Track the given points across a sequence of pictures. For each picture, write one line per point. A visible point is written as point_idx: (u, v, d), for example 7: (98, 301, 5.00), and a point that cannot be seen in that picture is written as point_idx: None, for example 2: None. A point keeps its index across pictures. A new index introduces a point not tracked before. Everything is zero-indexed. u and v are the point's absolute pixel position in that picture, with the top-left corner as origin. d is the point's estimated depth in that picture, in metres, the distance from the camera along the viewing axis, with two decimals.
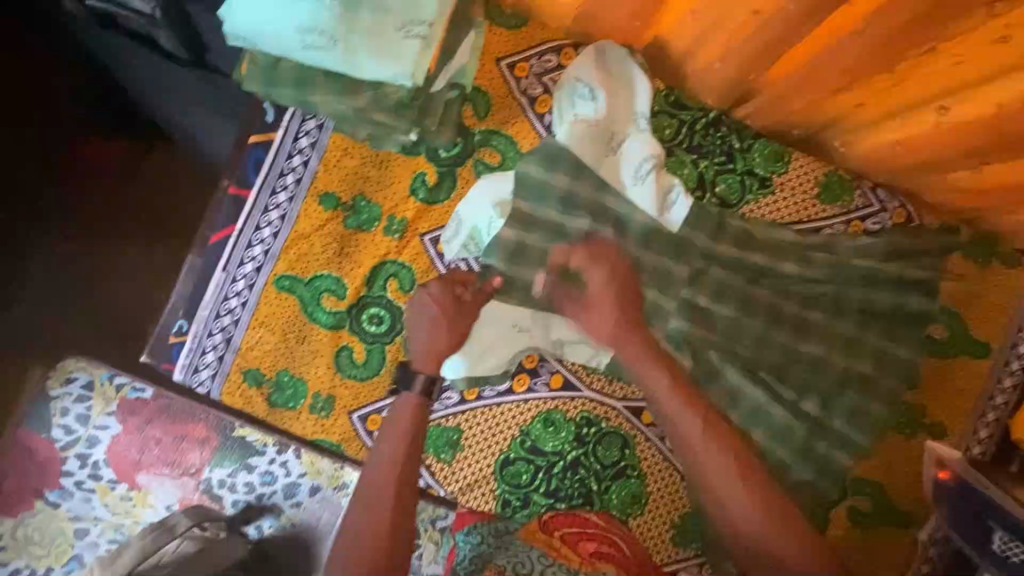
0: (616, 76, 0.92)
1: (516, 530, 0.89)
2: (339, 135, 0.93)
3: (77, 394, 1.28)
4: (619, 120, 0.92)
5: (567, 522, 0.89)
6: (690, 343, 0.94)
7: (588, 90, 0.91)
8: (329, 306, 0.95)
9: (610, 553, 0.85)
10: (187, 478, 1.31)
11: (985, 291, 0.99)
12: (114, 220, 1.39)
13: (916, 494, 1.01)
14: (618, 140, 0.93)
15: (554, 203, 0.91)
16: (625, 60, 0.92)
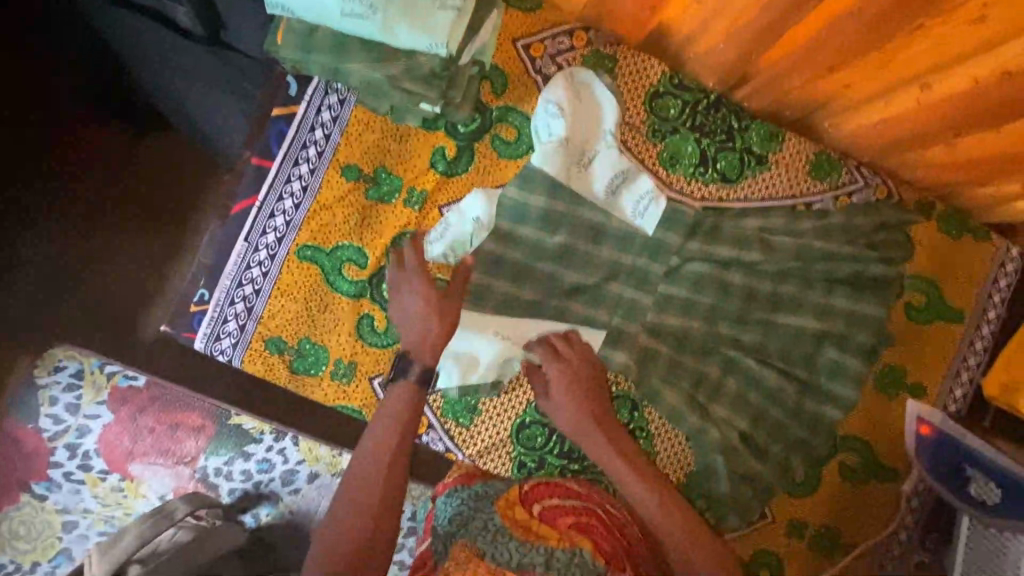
0: (584, 97, 0.98)
1: (493, 499, 0.88)
2: (361, 108, 0.96)
3: (66, 383, 1.33)
4: (589, 139, 0.97)
5: (543, 492, 0.89)
6: (694, 310, 1.01)
7: (559, 110, 0.95)
8: (350, 276, 0.97)
9: (589, 524, 0.85)
10: (181, 468, 1.39)
11: (961, 262, 1.08)
12: (110, 221, 1.43)
13: (900, 450, 1.08)
14: (589, 157, 0.98)
15: (533, 221, 0.97)
16: (592, 83, 0.98)
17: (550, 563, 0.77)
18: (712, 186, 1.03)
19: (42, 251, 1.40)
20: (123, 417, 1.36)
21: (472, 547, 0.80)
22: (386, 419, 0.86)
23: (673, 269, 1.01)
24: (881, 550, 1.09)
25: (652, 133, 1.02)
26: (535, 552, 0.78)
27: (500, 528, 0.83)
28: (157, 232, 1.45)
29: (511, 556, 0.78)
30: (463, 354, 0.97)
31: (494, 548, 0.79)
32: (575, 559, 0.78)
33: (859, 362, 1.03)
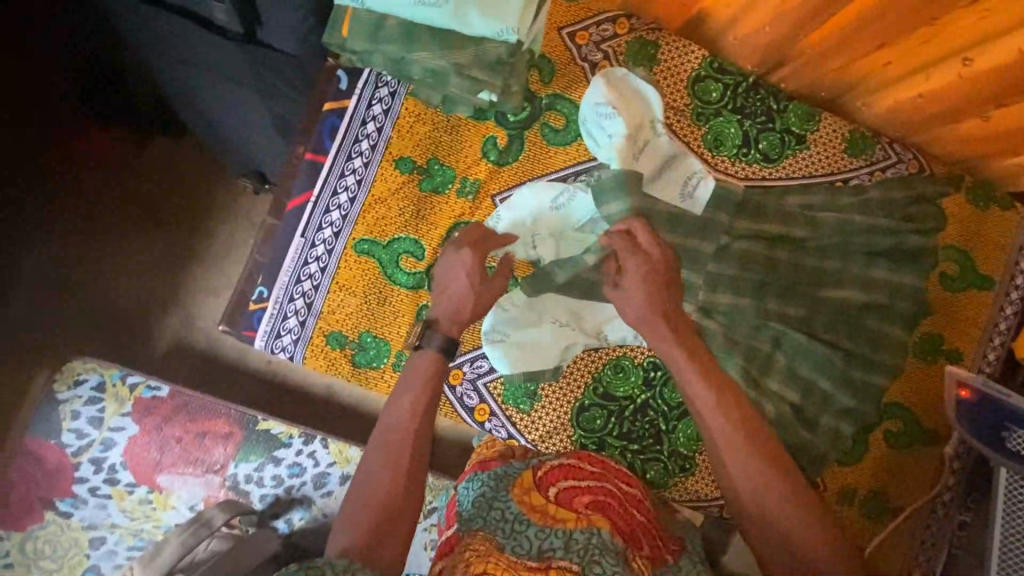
0: (627, 91, 0.99)
1: (506, 483, 0.88)
2: (412, 100, 0.97)
3: (88, 397, 1.32)
4: (640, 129, 0.99)
5: (558, 473, 0.89)
6: (742, 287, 1.04)
7: (609, 107, 0.97)
8: (408, 267, 0.97)
9: (605, 504, 0.85)
10: (211, 476, 1.35)
11: (988, 231, 1.12)
12: (114, 230, 1.46)
13: (939, 415, 1.12)
14: (642, 147, 1.00)
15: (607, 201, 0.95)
16: (629, 78, 1.00)
17: (569, 544, 0.77)
18: (755, 166, 1.06)
19: (69, 256, 1.45)
20: (148, 427, 1.34)
21: (490, 539, 0.80)
22: (413, 385, 0.84)
23: (721, 248, 1.04)
24: (929, 512, 1.12)
25: (696, 117, 1.05)
26: (552, 536, 0.79)
27: (517, 516, 0.82)
28: (160, 236, 1.48)
29: (530, 545, 0.78)
30: (523, 340, 0.99)
31: (513, 541, 0.79)
32: (593, 539, 0.77)
33: (901, 330, 1.06)
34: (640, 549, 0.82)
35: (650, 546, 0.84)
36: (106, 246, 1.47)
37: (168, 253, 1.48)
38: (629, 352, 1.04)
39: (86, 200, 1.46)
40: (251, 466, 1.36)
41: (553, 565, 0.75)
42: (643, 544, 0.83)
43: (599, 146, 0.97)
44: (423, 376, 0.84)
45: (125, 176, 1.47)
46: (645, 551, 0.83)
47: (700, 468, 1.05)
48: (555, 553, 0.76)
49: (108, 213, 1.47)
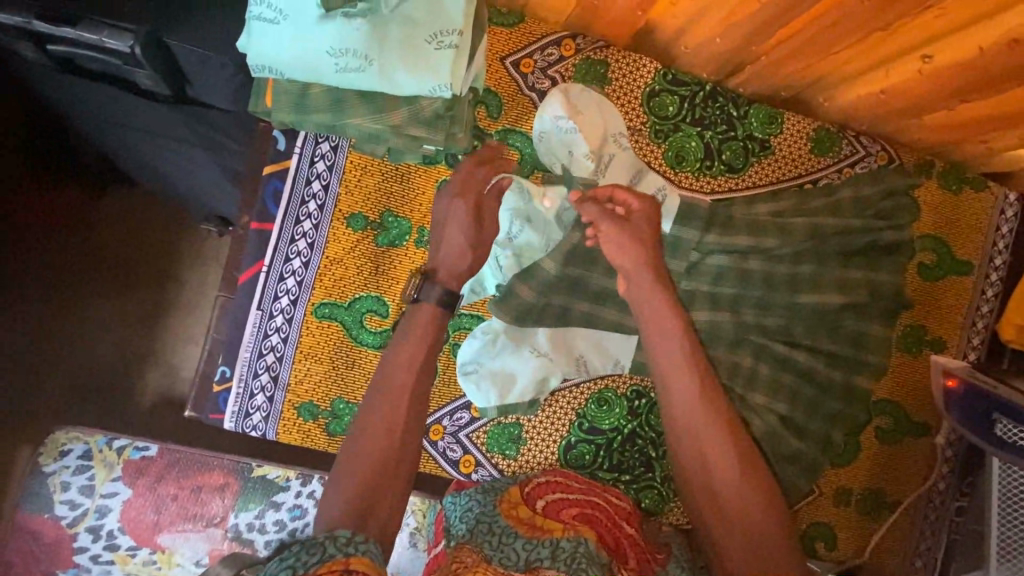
0: (586, 108, 0.93)
1: (496, 499, 0.91)
2: (356, 153, 0.92)
3: (76, 466, 1.29)
4: (604, 142, 0.93)
5: (546, 484, 0.94)
6: (721, 302, 1.01)
7: (568, 126, 0.91)
8: (374, 327, 0.94)
9: (593, 516, 0.88)
10: (213, 529, 1.32)
11: (964, 215, 1.10)
12: (83, 294, 1.42)
13: (929, 404, 1.11)
14: (608, 161, 0.94)
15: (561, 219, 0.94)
16: (588, 94, 0.94)
17: (555, 553, 0.77)
18: (720, 178, 1.02)
19: (32, 327, 1.40)
20: (142, 489, 1.31)
21: (478, 550, 0.78)
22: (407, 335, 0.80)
23: (693, 264, 1.00)
24: (924, 501, 1.13)
25: (655, 133, 1.00)
26: (539, 549, 0.79)
27: (505, 530, 0.84)
28: (125, 298, 1.43)
29: (517, 557, 0.78)
30: (500, 376, 0.95)
31: (500, 552, 0.79)
32: (580, 548, 0.77)
33: (883, 326, 1.04)
34: (626, 561, 0.85)
35: (637, 560, 0.86)
36: (74, 311, 1.41)
37: (135, 315, 1.43)
38: (612, 383, 1.02)
39: (44, 268, 1.40)
40: (252, 514, 1.33)
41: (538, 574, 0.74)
42: (629, 558, 0.85)
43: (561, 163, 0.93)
44: (424, 323, 0.81)
45: (84, 238, 1.42)
46: (631, 564, 0.85)
47: None
48: (542, 563, 0.76)
49: (73, 278, 1.41)
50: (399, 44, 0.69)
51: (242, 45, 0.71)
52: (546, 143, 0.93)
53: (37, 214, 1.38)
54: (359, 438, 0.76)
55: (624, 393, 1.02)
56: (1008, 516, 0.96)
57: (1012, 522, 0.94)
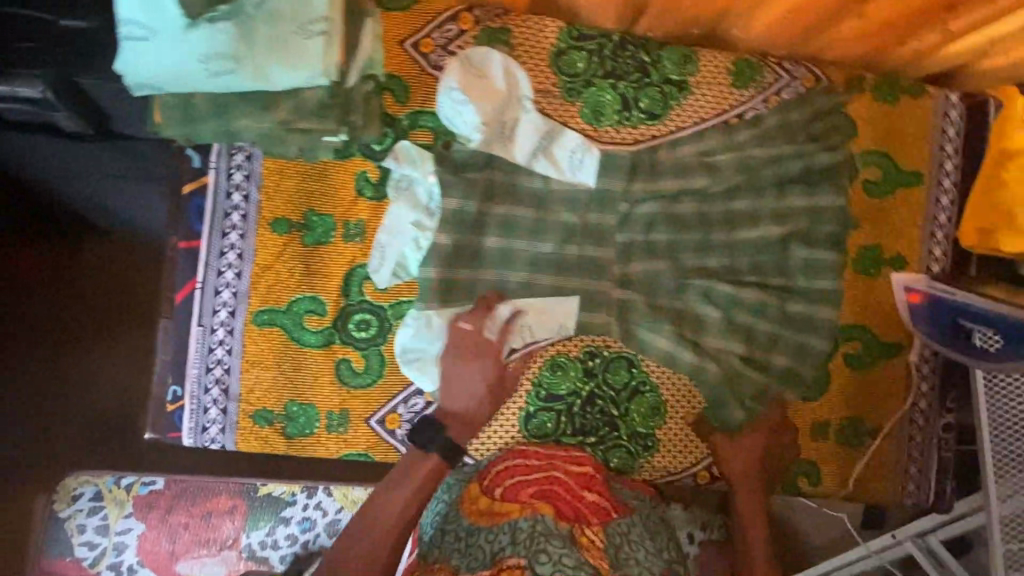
0: (485, 74, 0.92)
1: (458, 504, 0.92)
2: (270, 159, 0.93)
3: (89, 508, 1.19)
4: (505, 107, 0.93)
5: (502, 470, 0.93)
6: (659, 249, 1.00)
7: (463, 94, 0.90)
8: (314, 326, 0.95)
9: (551, 491, 0.89)
10: (228, 551, 1.22)
11: (904, 126, 1.06)
12: (82, 345, 1.27)
13: (897, 324, 1.08)
14: (513, 126, 0.94)
15: (479, 193, 0.93)
16: (488, 58, 0.92)
17: (516, 537, 0.80)
18: (641, 127, 1.00)
19: (22, 382, 1.24)
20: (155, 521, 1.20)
21: (447, 564, 0.82)
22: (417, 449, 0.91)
23: (624, 216, 1.00)
24: (908, 423, 1.09)
25: (567, 93, 0.98)
26: (500, 538, 0.81)
27: (468, 531, 0.86)
28: (122, 337, 1.28)
29: (483, 554, 0.80)
30: (442, 356, 0.94)
31: (468, 558, 0.82)
32: (537, 526, 0.80)
33: (830, 251, 1.02)
34: (590, 520, 0.86)
35: (600, 516, 0.88)
36: (74, 359, 1.27)
37: (137, 354, 1.31)
38: (563, 346, 1.02)
39: (38, 318, 1.23)
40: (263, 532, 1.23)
41: (502, 569, 0.76)
42: (592, 517, 0.87)
43: (460, 129, 0.91)
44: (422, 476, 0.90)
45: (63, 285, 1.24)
46: (596, 525, 0.86)
47: (663, 442, 1.03)
48: (504, 552, 0.79)
49: (72, 324, 1.26)
50: (269, 42, 0.69)
51: (118, 66, 0.72)
52: (443, 112, 0.91)
53: (26, 264, 1.20)
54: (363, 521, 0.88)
55: (578, 355, 1.02)
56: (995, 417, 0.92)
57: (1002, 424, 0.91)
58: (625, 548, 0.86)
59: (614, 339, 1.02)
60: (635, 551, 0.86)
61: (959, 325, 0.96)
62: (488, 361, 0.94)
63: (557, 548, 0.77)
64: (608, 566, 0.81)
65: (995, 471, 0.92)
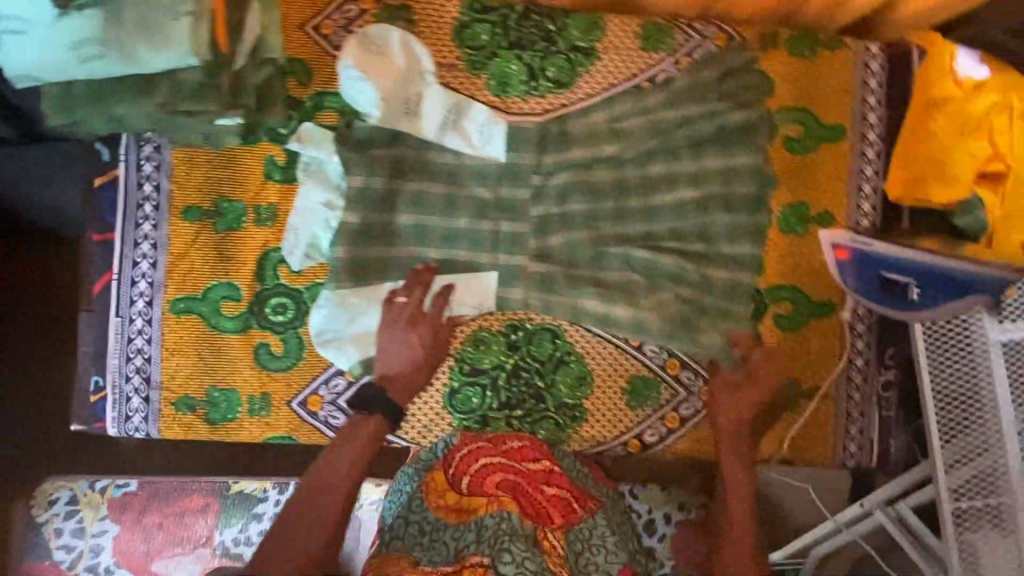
0: (385, 50, 0.91)
1: (423, 493, 0.94)
2: (178, 149, 0.94)
3: (65, 512, 1.17)
4: (407, 82, 0.93)
5: (469, 459, 0.95)
6: (574, 220, 0.98)
7: (359, 72, 0.90)
8: (231, 312, 0.96)
9: (516, 483, 0.93)
10: (202, 549, 1.18)
11: (828, 79, 1.03)
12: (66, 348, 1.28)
13: (829, 282, 1.06)
14: (418, 101, 0.93)
15: (382, 171, 0.92)
16: (385, 34, 0.92)
17: (480, 535, 0.87)
18: (550, 97, 0.98)
19: (23, 381, 1.27)
20: (130, 523, 1.17)
21: (409, 555, 0.87)
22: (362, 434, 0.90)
23: (537, 188, 0.98)
24: (846, 382, 1.07)
25: (472, 65, 0.97)
26: (466, 536, 0.88)
27: (434, 525, 0.91)
28: None
29: (448, 550, 0.88)
30: (357, 335, 0.94)
31: (430, 551, 0.89)
32: (503, 525, 0.87)
33: (752, 212, 1.00)
34: (553, 522, 0.91)
35: (564, 515, 0.93)
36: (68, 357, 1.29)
37: None
38: (486, 320, 1.02)
39: (38, 319, 1.27)
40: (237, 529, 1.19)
41: (466, 565, 0.83)
42: (555, 517, 0.92)
43: (363, 108, 0.91)
44: (362, 440, 0.90)
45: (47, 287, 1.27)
46: (557, 522, 0.92)
47: (591, 412, 1.03)
48: (469, 549, 0.87)
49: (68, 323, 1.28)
50: (136, 22, 0.69)
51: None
52: (344, 91, 0.91)
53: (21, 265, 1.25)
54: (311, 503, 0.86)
55: (501, 329, 1.01)
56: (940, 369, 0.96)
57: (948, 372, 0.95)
58: (584, 554, 0.92)
59: (535, 312, 1.01)
60: (594, 556, 0.92)
61: (893, 284, 0.97)
62: (400, 328, 0.92)
63: (520, 551, 0.84)
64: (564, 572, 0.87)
65: (940, 436, 0.95)
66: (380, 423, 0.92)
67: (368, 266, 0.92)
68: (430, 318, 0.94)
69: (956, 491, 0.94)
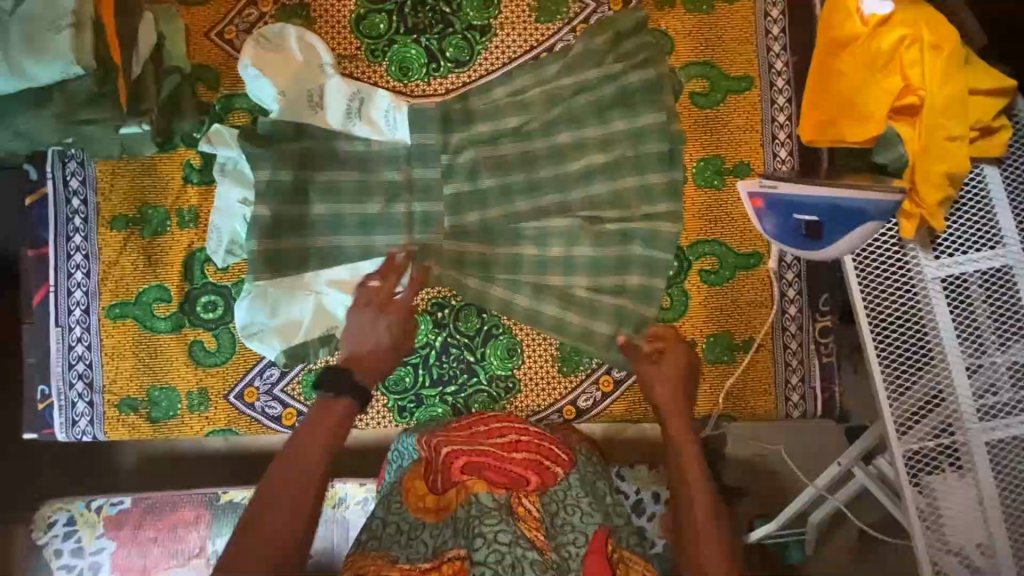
0: (283, 49, 0.96)
1: (403, 496, 0.88)
2: (101, 163, 0.99)
3: (64, 532, 1.08)
4: (308, 76, 0.97)
5: (433, 455, 0.89)
6: (488, 196, 0.99)
7: (257, 70, 0.94)
8: (163, 313, 0.99)
9: (483, 462, 0.88)
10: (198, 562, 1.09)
11: (723, 33, 1.05)
12: None
13: (754, 232, 1.06)
14: (323, 94, 0.98)
15: (291, 162, 0.95)
16: (282, 33, 0.96)
17: (456, 530, 0.82)
18: (451, 76, 1.02)
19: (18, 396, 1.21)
20: (128, 539, 1.08)
21: (385, 553, 0.80)
22: (325, 425, 0.76)
23: (447, 168, 0.99)
24: (781, 332, 1.06)
25: (372, 54, 1.01)
26: (444, 532, 0.83)
27: (412, 525, 0.84)
28: None
29: (426, 547, 0.82)
30: (281, 325, 0.97)
31: (408, 549, 0.82)
32: (473, 509, 0.81)
33: (665, 168, 1.00)
34: (528, 485, 0.87)
35: (539, 475, 0.88)
36: None
37: None
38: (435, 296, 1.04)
39: None
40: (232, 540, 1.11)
41: (444, 561, 0.78)
42: (531, 478, 0.87)
43: (268, 103, 0.96)
44: (338, 414, 0.78)
45: None
46: (534, 484, 0.87)
47: (524, 382, 1.04)
48: (447, 545, 0.80)
49: None
50: (22, 38, 0.75)
51: None
52: (250, 91, 0.96)
53: None
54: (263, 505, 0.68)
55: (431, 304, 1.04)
56: (884, 311, 0.96)
57: (892, 316, 0.96)
58: (560, 514, 0.85)
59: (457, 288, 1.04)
60: (570, 516, 0.85)
61: (815, 227, 0.93)
62: (370, 313, 0.91)
63: (492, 527, 0.79)
64: (543, 536, 0.81)
65: (889, 390, 0.95)
66: (349, 405, 0.81)
67: (284, 256, 0.95)
68: (400, 304, 0.92)
69: (905, 422, 0.95)
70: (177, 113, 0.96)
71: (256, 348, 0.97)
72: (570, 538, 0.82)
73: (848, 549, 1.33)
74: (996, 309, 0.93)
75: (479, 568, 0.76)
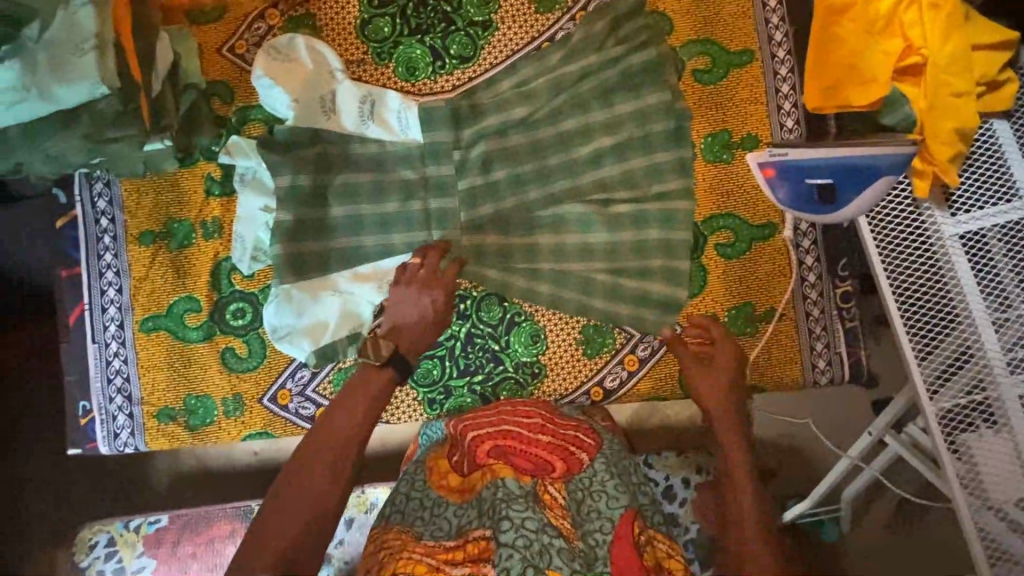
0: (293, 57, 0.99)
1: (426, 474, 0.91)
2: (125, 182, 1.02)
3: (106, 555, 1.10)
4: (318, 82, 1.00)
5: (459, 437, 0.93)
6: (501, 187, 1.00)
7: (270, 80, 0.97)
8: (194, 323, 1.02)
9: (509, 448, 0.90)
10: None
11: (721, 10, 1.07)
12: None
13: (767, 203, 1.06)
14: (334, 99, 1.00)
15: (308, 168, 0.98)
16: (291, 43, 0.99)
17: (481, 510, 0.83)
18: (455, 73, 1.05)
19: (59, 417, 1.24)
20: (167, 556, 1.10)
21: (407, 530, 0.85)
22: (358, 404, 0.83)
23: (460, 162, 1.01)
24: (801, 300, 1.07)
25: (379, 57, 1.04)
26: (469, 512, 0.85)
27: (435, 502, 0.88)
28: None
29: (449, 526, 0.85)
30: (309, 326, 0.99)
31: (432, 525, 0.85)
32: (499, 493, 0.82)
33: (673, 145, 1.01)
34: (552, 472, 0.88)
35: (563, 460, 0.89)
36: None
37: None
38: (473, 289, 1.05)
39: None
40: None
41: (468, 540, 0.82)
42: (556, 463, 0.89)
43: (282, 111, 0.98)
44: (371, 395, 0.84)
45: None
46: (558, 470, 0.88)
47: (550, 367, 1.06)
48: (471, 525, 0.83)
49: None
50: (48, 63, 0.79)
51: None
52: (264, 101, 0.99)
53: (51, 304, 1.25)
54: (304, 475, 0.76)
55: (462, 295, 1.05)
56: (906, 273, 0.96)
57: (915, 278, 0.96)
58: (587, 501, 0.85)
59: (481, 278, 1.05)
60: (596, 502, 0.85)
61: (828, 191, 0.94)
62: (401, 292, 0.93)
63: (519, 513, 0.79)
64: (570, 527, 0.82)
65: (915, 351, 0.95)
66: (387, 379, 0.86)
67: (307, 259, 0.97)
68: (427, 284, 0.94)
69: (936, 382, 0.94)
70: (195, 129, 1.00)
71: (286, 351, 0.99)
72: (596, 525, 0.82)
73: (889, 517, 1.31)
74: (1018, 263, 0.92)
75: (507, 550, 0.76)
